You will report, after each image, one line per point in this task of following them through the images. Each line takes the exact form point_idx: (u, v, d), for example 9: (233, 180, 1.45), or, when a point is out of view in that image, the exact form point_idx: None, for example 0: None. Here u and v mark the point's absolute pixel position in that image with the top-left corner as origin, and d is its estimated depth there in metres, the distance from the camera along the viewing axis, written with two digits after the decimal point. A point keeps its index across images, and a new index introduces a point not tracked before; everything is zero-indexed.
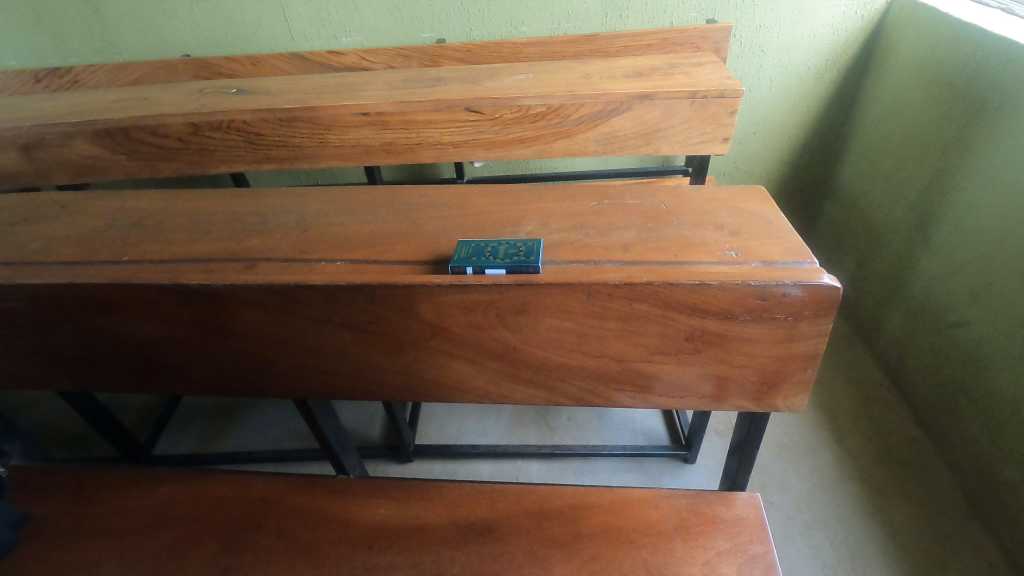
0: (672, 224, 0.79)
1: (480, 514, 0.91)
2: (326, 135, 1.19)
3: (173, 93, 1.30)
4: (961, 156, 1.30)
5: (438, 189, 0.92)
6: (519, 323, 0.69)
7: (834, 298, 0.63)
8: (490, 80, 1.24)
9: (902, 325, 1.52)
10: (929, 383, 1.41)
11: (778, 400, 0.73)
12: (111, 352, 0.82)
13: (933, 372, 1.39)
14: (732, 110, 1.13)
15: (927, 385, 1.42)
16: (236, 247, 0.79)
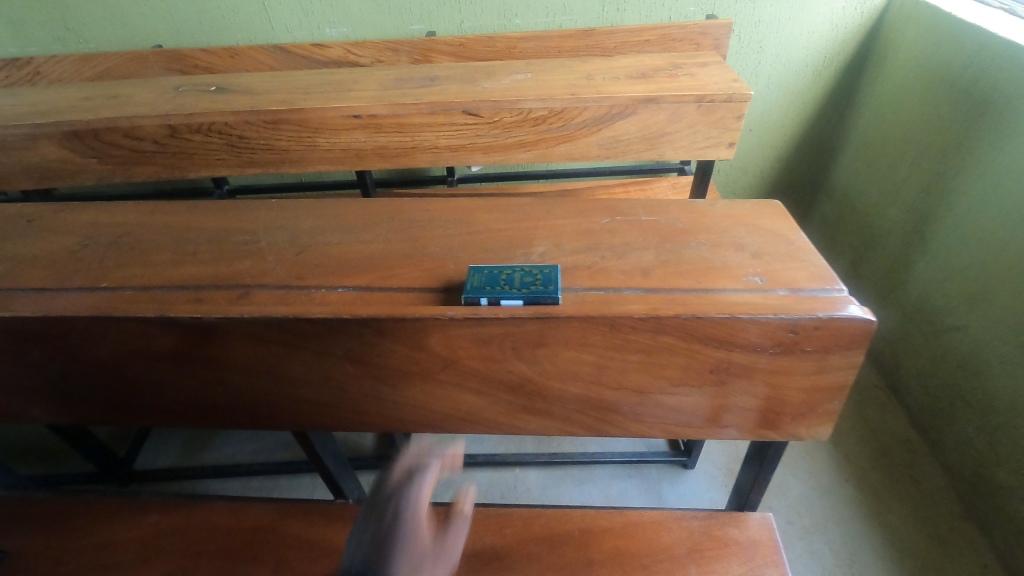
0: (690, 244, 0.75)
1: (488, 541, 0.88)
2: (315, 138, 1.12)
3: (147, 90, 1.22)
4: (961, 159, 1.28)
5: (440, 203, 0.87)
6: (536, 356, 0.66)
7: (867, 330, 0.60)
8: (487, 80, 1.18)
9: (896, 326, 1.51)
10: (924, 384, 1.42)
11: (802, 429, 0.71)
12: (91, 384, 0.76)
13: (927, 375, 1.40)
14: (739, 115, 1.10)
15: (922, 386, 1.43)
16: (227, 271, 0.74)
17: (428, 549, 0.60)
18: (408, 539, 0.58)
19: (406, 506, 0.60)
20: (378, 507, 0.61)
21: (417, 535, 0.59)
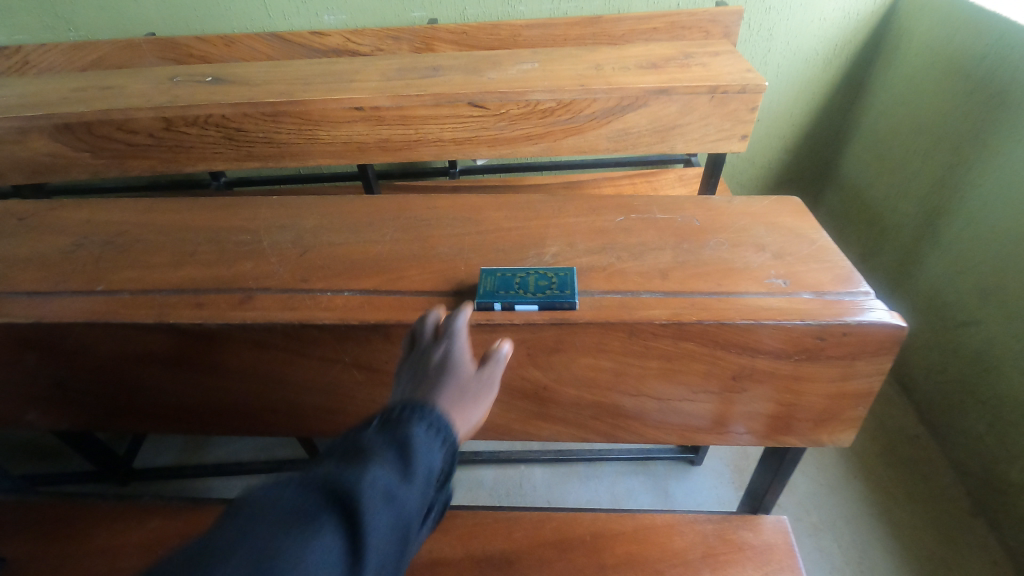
0: (708, 244, 0.73)
1: (499, 546, 0.86)
2: (315, 131, 1.09)
3: (141, 81, 1.18)
4: (976, 151, 1.24)
5: (447, 200, 0.84)
6: (551, 362, 0.63)
7: (897, 337, 0.58)
8: (493, 70, 1.14)
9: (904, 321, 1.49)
10: (932, 380, 1.40)
11: (823, 435, 0.69)
12: (88, 390, 0.74)
13: (936, 371, 1.38)
14: (752, 107, 1.07)
15: (931, 382, 1.40)
16: (228, 273, 0.71)
17: (479, 380, 0.47)
18: (454, 371, 0.46)
19: (449, 344, 0.49)
20: (416, 356, 0.49)
21: (464, 369, 0.47)
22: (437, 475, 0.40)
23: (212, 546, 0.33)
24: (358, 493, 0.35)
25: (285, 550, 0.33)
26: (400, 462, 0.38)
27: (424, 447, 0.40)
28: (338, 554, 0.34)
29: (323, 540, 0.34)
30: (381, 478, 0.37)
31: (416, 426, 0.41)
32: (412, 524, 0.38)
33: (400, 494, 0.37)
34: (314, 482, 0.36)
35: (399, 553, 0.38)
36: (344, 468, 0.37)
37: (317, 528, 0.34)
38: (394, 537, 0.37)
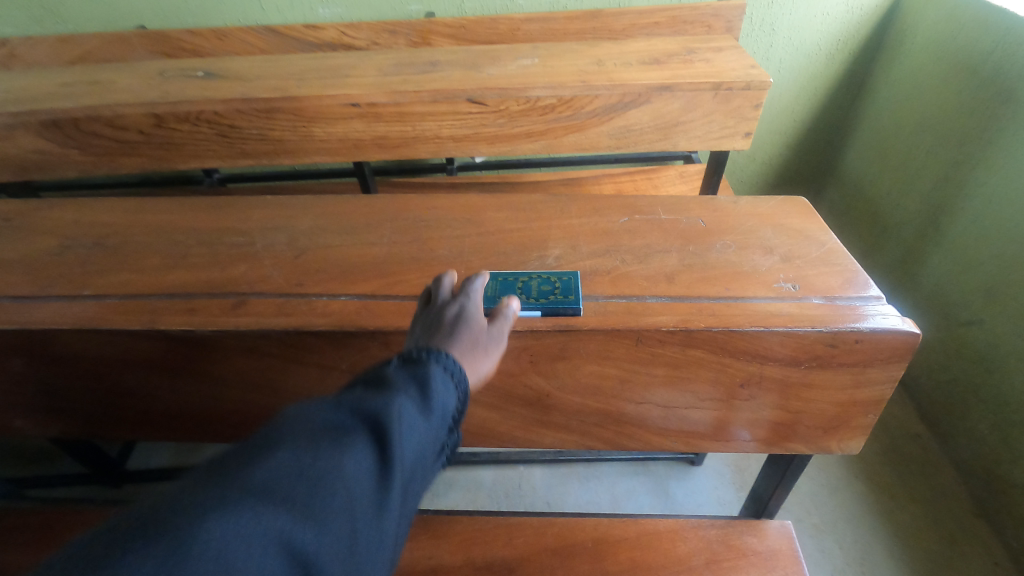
0: (714, 247, 0.71)
1: (500, 553, 0.85)
2: (310, 127, 1.06)
3: (130, 76, 1.15)
4: (981, 149, 1.23)
5: (447, 200, 0.82)
6: (555, 370, 0.61)
7: (911, 345, 0.56)
8: (492, 66, 1.12)
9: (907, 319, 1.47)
10: (934, 379, 1.38)
11: (832, 442, 0.67)
12: (76, 397, 0.71)
13: (938, 370, 1.36)
14: (756, 104, 1.05)
15: (932, 381, 1.39)
16: (221, 277, 0.69)
17: (491, 337, 0.52)
18: (470, 325, 0.50)
19: (465, 302, 0.53)
20: (432, 311, 0.53)
21: (478, 325, 0.51)
22: (452, 417, 0.43)
23: (258, 445, 0.35)
24: (389, 415, 0.38)
25: (324, 456, 0.34)
26: (421, 395, 0.41)
27: (441, 387, 0.43)
28: (368, 467, 0.36)
29: (355, 451, 0.36)
30: (407, 406, 0.39)
31: (434, 365, 0.44)
32: (427, 458, 0.40)
33: (421, 423, 0.39)
34: (344, 406, 0.39)
35: (415, 484, 0.39)
36: (373, 395, 0.39)
37: (350, 441, 0.36)
38: (413, 464, 0.39)
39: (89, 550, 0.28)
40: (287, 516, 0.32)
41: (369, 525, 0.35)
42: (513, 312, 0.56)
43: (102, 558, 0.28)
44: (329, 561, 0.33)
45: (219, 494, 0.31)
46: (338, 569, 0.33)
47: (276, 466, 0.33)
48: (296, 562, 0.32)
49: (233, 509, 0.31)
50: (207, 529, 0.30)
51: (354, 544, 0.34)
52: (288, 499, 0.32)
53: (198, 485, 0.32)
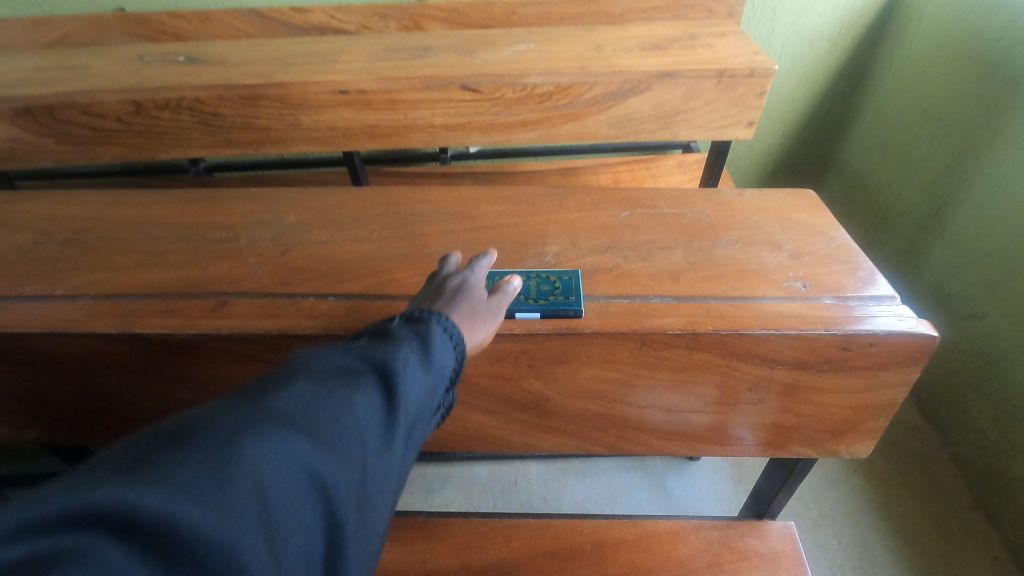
0: (720, 243, 0.68)
1: (496, 556, 0.83)
2: (297, 116, 1.02)
3: (106, 60, 1.09)
4: (987, 138, 1.19)
5: (441, 193, 0.78)
6: (554, 374, 0.59)
7: (927, 348, 0.54)
8: (486, 51, 1.07)
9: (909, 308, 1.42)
10: (932, 373, 1.34)
11: (840, 446, 0.65)
12: (52, 401, 0.68)
13: (939, 362, 1.31)
14: (760, 92, 1.01)
15: (931, 375, 1.34)
16: (202, 275, 0.65)
17: (490, 308, 0.53)
18: (469, 294, 0.52)
19: (467, 273, 0.54)
20: (436, 281, 0.55)
21: (477, 295, 0.53)
22: (450, 374, 0.45)
23: (273, 381, 0.36)
24: (395, 362, 0.40)
25: (338, 392, 0.36)
26: (423, 350, 0.43)
27: (442, 346, 0.45)
28: (377, 407, 0.38)
29: (366, 391, 0.37)
30: (411, 356, 0.41)
31: (435, 326, 0.46)
32: (427, 409, 0.42)
33: (423, 375, 0.41)
34: (352, 352, 0.40)
35: (416, 432, 0.41)
36: (379, 345, 0.41)
37: (361, 382, 0.38)
38: (416, 411, 0.41)
39: (124, 451, 0.29)
40: (306, 443, 0.33)
41: (377, 462, 0.37)
42: (515, 283, 0.56)
43: (140, 458, 0.29)
44: (343, 488, 0.34)
45: (246, 416, 0.33)
46: (349, 499, 0.35)
47: (294, 396, 0.35)
48: (315, 484, 0.33)
49: (260, 428, 0.32)
50: (237, 442, 0.31)
51: (365, 479, 0.36)
52: (310, 425, 0.34)
53: (225, 408, 0.33)
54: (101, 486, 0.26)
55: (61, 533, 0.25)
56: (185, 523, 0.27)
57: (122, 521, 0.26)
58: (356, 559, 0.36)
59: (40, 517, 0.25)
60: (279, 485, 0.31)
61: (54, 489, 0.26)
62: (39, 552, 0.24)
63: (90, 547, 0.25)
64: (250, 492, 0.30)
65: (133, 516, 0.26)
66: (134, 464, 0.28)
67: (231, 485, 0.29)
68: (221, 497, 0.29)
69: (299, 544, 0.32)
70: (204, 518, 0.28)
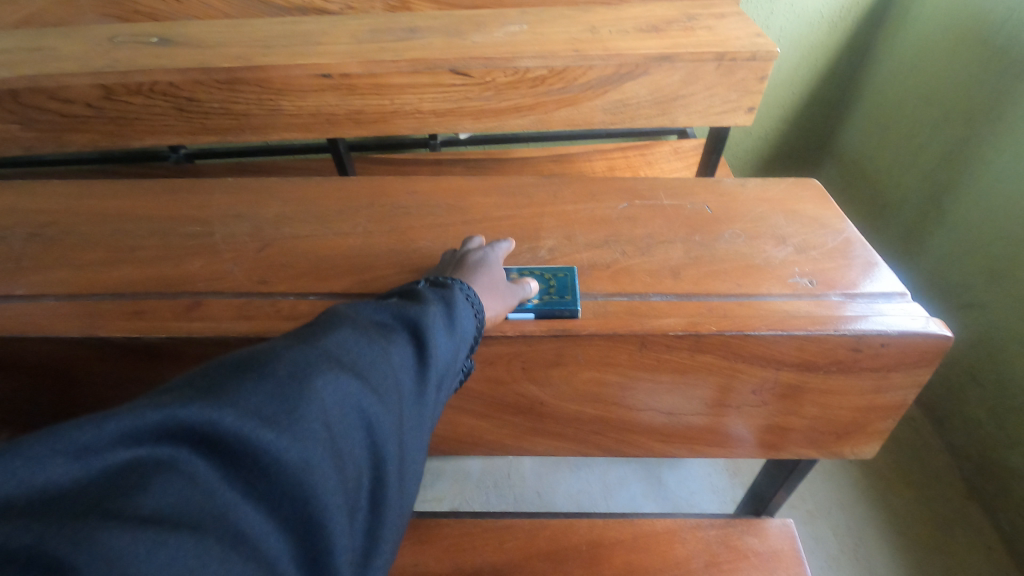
0: (722, 236, 0.65)
1: (489, 557, 0.80)
2: (278, 101, 0.97)
3: (74, 41, 1.03)
4: (991, 125, 1.16)
5: (429, 183, 0.75)
6: (550, 377, 0.56)
7: (941, 349, 0.51)
8: (477, 33, 1.02)
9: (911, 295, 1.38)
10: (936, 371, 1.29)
11: (844, 447, 0.63)
12: (18, 406, 0.64)
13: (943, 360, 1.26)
14: (762, 76, 0.98)
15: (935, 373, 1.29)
16: (174, 273, 0.61)
17: (508, 286, 0.53)
18: (489, 270, 0.53)
19: (487, 252, 0.56)
20: (456, 258, 0.57)
21: (496, 273, 0.54)
22: (472, 337, 0.46)
23: (318, 329, 0.38)
24: (426, 320, 0.42)
25: (377, 343, 0.38)
26: (447, 312, 0.44)
27: (464, 311, 0.46)
28: (411, 361, 0.39)
29: (401, 345, 0.39)
30: (438, 316, 0.43)
31: (457, 291, 0.47)
32: (452, 368, 0.44)
33: (449, 337, 0.43)
34: (386, 309, 0.42)
35: (444, 388, 0.43)
36: (409, 305, 0.43)
37: (395, 337, 0.39)
38: (444, 369, 0.42)
39: (198, 378, 0.31)
40: (355, 383, 0.35)
41: (413, 411, 0.38)
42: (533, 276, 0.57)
43: (213, 384, 0.31)
44: (390, 430, 0.36)
45: (302, 354, 0.34)
46: (393, 441, 0.36)
47: (340, 342, 0.36)
48: (365, 422, 0.34)
49: (317, 365, 0.34)
50: (298, 376, 0.33)
51: (404, 423, 0.37)
52: (359, 367, 0.36)
53: (280, 347, 0.35)
54: (186, 405, 0.28)
55: (157, 445, 0.27)
56: (259, 443, 0.29)
57: (210, 437, 0.28)
58: (399, 502, 0.38)
59: (137, 428, 0.27)
60: (336, 419, 0.33)
61: (143, 404, 0.28)
62: (135, 460, 0.26)
63: (181, 459, 0.27)
64: (314, 422, 0.31)
65: (219, 433, 0.28)
66: (209, 389, 0.30)
67: (298, 413, 0.31)
68: (290, 424, 0.30)
69: (354, 477, 0.33)
70: (279, 441, 0.30)
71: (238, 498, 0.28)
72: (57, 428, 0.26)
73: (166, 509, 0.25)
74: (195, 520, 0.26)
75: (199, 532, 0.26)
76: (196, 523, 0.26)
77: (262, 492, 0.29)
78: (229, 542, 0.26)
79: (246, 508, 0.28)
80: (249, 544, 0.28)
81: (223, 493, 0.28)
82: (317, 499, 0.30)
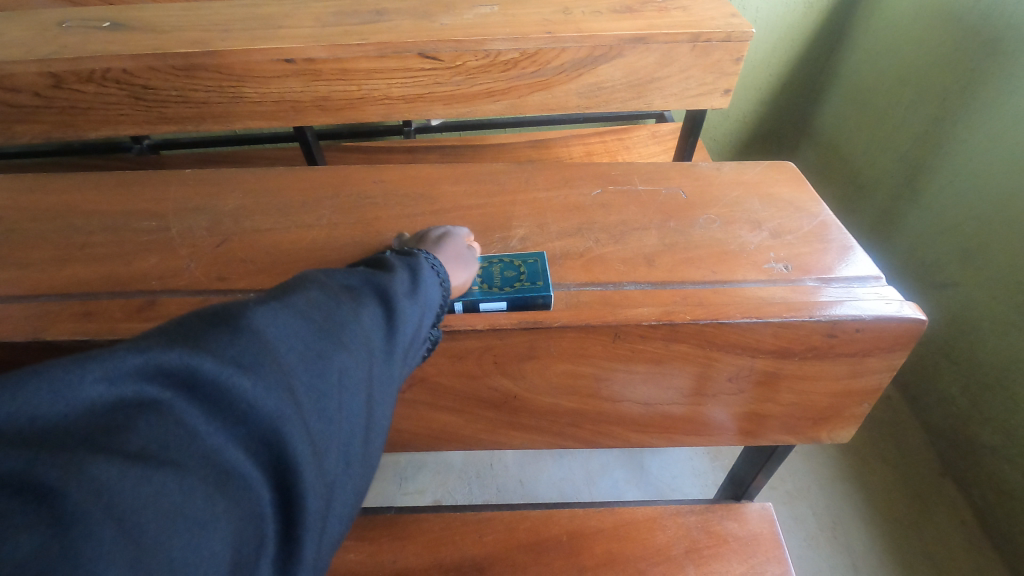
0: (697, 221, 0.64)
1: (469, 551, 0.79)
2: (240, 88, 0.93)
3: (20, 25, 0.98)
4: (964, 102, 1.17)
5: (397, 171, 0.72)
6: (522, 370, 0.54)
7: (916, 333, 0.51)
8: (446, 15, 0.99)
9: (888, 270, 1.39)
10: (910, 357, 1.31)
11: (821, 432, 0.63)
12: None
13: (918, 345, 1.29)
14: (737, 57, 0.96)
15: (910, 359, 1.32)
16: (128, 271, 0.58)
17: (471, 254, 0.54)
18: (453, 241, 0.54)
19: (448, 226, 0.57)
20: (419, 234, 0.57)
21: (460, 244, 0.55)
22: (442, 304, 0.44)
23: (293, 285, 0.36)
24: (398, 286, 0.39)
25: (352, 303, 0.36)
26: (413, 279, 0.41)
27: (431, 282, 0.43)
28: (385, 323, 0.37)
29: (371, 308, 0.36)
30: (408, 282, 0.41)
31: (423, 261, 0.45)
32: (422, 337, 0.41)
33: (421, 304, 0.41)
34: (360, 270, 0.40)
35: (412, 355, 0.40)
36: (377, 272, 0.40)
37: (367, 300, 0.37)
38: (414, 337, 0.39)
39: (175, 326, 0.29)
40: (333, 341, 0.33)
41: (385, 373, 0.36)
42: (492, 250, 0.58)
43: (188, 332, 0.29)
44: (365, 389, 0.34)
45: (277, 308, 0.32)
46: (367, 401, 0.34)
47: (316, 299, 0.34)
48: (342, 380, 0.33)
49: (294, 319, 0.32)
50: (272, 329, 0.31)
51: (378, 385, 0.36)
52: (331, 325, 0.33)
53: (258, 299, 0.33)
54: (164, 349, 0.27)
55: (141, 386, 0.25)
56: (240, 390, 0.27)
57: (193, 382, 0.27)
58: (373, 460, 0.36)
59: (116, 367, 0.25)
60: (309, 375, 0.31)
61: (120, 345, 0.26)
62: (116, 399, 0.25)
63: (165, 401, 0.26)
64: (287, 376, 0.30)
65: (202, 379, 0.27)
66: (189, 335, 0.28)
67: (273, 366, 0.29)
68: (267, 375, 0.29)
69: (331, 432, 0.32)
70: (259, 390, 0.28)
71: (223, 441, 0.27)
72: (40, 366, 0.24)
73: (152, 447, 0.25)
74: (178, 460, 0.25)
75: (181, 472, 0.25)
76: (177, 463, 0.25)
77: (244, 439, 0.28)
78: (212, 482, 0.26)
79: (235, 451, 0.27)
80: (232, 486, 0.27)
81: (206, 438, 0.26)
82: (296, 450, 0.29)
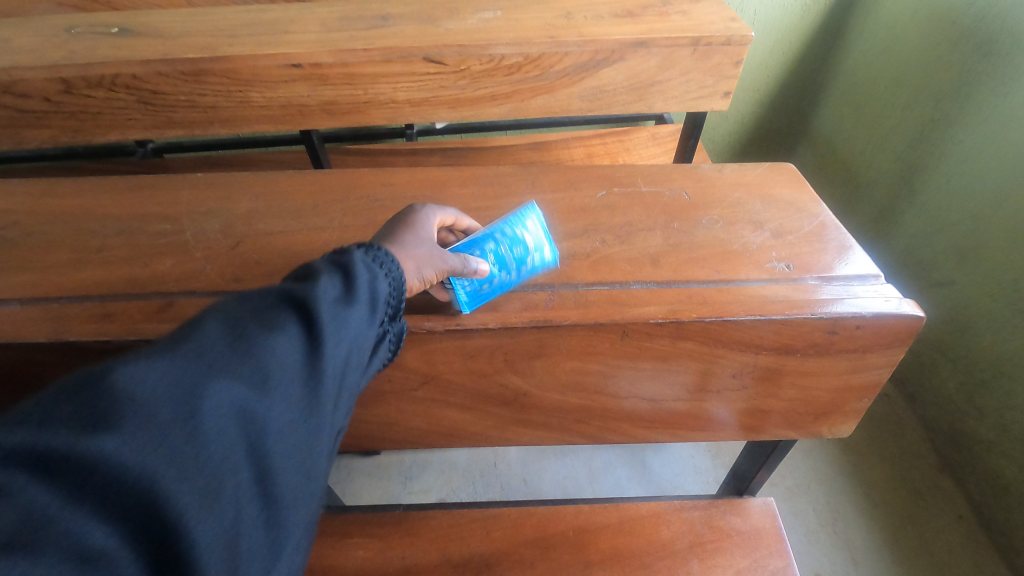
0: (700, 222, 0.65)
1: (476, 547, 0.81)
2: (247, 93, 0.94)
3: (28, 32, 0.99)
4: (958, 105, 1.19)
5: (405, 174, 0.74)
6: (532, 367, 0.56)
7: (914, 329, 0.52)
8: (450, 19, 1.00)
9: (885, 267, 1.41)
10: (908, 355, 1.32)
11: (822, 427, 0.64)
12: None
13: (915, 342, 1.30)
14: (737, 61, 0.98)
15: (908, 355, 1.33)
16: (145, 274, 0.60)
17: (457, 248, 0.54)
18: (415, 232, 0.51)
19: (420, 214, 0.53)
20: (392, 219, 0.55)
21: (423, 235, 0.51)
22: (381, 301, 0.43)
23: (189, 324, 0.35)
24: (316, 300, 0.38)
25: (255, 331, 0.35)
26: (344, 282, 0.41)
27: (367, 275, 0.43)
28: (299, 346, 0.36)
29: (287, 331, 0.36)
30: (332, 293, 0.39)
31: (359, 256, 0.44)
32: (361, 344, 0.41)
33: (350, 312, 0.40)
34: (276, 290, 0.39)
35: (347, 367, 0.40)
36: (299, 284, 0.39)
37: (282, 322, 0.36)
38: (349, 344, 0.39)
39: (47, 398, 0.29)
40: (222, 381, 0.32)
41: (304, 396, 0.36)
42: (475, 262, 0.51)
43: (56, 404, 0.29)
44: (271, 420, 0.34)
45: (158, 357, 0.31)
46: (276, 431, 0.34)
47: (208, 338, 0.34)
48: (236, 419, 0.32)
49: (173, 367, 0.31)
50: (143, 383, 0.30)
51: (292, 410, 0.35)
52: (226, 364, 0.33)
53: (141, 351, 0.32)
54: (9, 432, 0.27)
55: None
56: (99, 460, 0.27)
57: (46, 460, 0.26)
58: (295, 486, 0.36)
59: None
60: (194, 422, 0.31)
61: None
62: None
63: (14, 486, 0.26)
64: (161, 429, 0.29)
65: (53, 457, 0.26)
66: (53, 409, 0.28)
67: (146, 420, 0.29)
68: (134, 433, 0.28)
69: (224, 476, 0.31)
70: (124, 457, 0.28)
71: (85, 517, 0.27)
72: None
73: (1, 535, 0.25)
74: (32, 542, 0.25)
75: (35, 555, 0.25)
76: (29, 546, 0.25)
77: (111, 508, 0.27)
78: (74, 560, 0.26)
79: (95, 528, 0.27)
80: (101, 559, 0.27)
81: (63, 516, 0.26)
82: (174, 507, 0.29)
